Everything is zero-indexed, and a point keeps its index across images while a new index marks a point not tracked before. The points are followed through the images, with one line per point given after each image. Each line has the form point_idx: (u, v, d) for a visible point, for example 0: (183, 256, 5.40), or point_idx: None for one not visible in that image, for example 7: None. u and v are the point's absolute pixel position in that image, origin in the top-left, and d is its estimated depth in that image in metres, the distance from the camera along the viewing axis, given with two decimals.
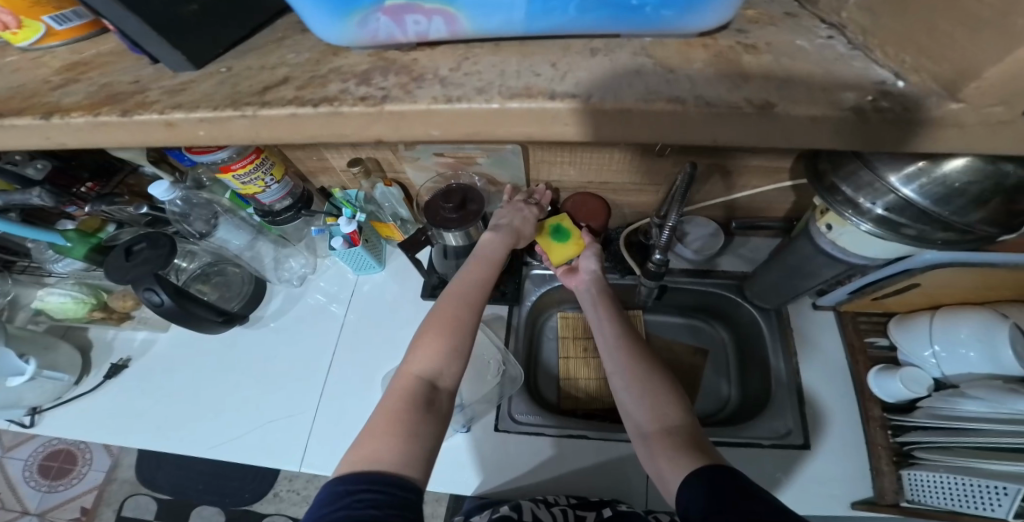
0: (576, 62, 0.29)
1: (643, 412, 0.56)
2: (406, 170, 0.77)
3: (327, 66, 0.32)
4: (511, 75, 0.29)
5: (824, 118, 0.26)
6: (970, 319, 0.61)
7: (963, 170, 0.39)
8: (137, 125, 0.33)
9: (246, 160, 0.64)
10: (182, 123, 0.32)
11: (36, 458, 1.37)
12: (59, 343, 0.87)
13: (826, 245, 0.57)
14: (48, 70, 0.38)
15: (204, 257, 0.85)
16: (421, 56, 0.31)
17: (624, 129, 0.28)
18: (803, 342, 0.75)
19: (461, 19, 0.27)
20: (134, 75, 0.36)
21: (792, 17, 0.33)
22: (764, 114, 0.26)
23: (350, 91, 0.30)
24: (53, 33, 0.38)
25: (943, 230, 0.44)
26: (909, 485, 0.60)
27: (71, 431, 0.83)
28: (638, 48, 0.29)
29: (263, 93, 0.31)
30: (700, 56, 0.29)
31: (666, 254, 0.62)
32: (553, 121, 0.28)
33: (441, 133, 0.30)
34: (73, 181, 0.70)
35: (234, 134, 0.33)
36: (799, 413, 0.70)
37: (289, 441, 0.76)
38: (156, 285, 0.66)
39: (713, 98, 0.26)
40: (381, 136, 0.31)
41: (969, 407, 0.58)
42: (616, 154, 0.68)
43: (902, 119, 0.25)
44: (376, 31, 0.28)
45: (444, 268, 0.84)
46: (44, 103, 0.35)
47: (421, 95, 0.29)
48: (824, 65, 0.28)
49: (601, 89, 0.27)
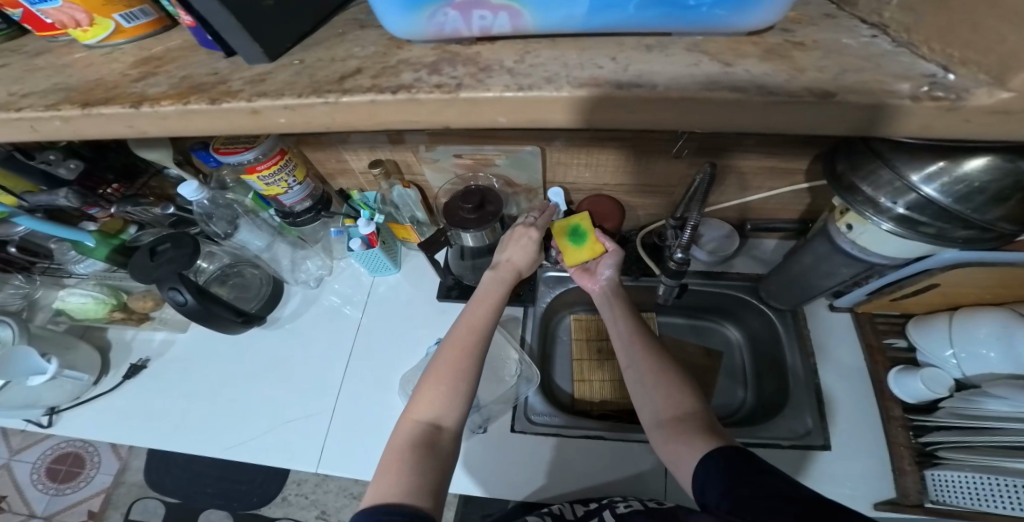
0: (635, 57, 0.29)
1: (656, 402, 0.57)
2: (425, 172, 0.78)
3: (395, 58, 0.32)
4: (575, 66, 0.29)
5: (879, 106, 0.26)
6: (988, 320, 0.61)
7: (982, 170, 0.39)
8: (223, 113, 0.31)
9: (271, 161, 0.65)
10: (268, 110, 0.31)
11: (43, 461, 1.37)
12: (79, 344, 0.87)
13: (844, 245, 0.57)
14: (121, 63, 0.36)
15: (223, 258, 0.87)
16: (485, 50, 0.31)
17: (678, 117, 0.28)
18: (818, 342, 0.76)
19: (526, 15, 0.27)
20: (210, 67, 0.34)
21: (831, 18, 0.33)
22: (826, 103, 0.26)
23: (423, 80, 0.29)
24: (122, 31, 0.37)
25: (963, 228, 0.44)
26: (933, 485, 0.59)
27: (90, 430, 0.83)
28: (689, 45, 0.30)
29: (341, 82, 0.30)
30: (751, 51, 0.29)
31: (688, 253, 0.63)
32: (605, 112, 0.28)
33: (508, 120, 0.30)
34: (99, 183, 0.72)
35: (314, 123, 0.31)
36: (817, 411, 0.70)
37: (305, 440, 0.76)
38: (179, 285, 0.67)
39: (774, 88, 0.27)
40: (450, 122, 0.31)
41: (994, 407, 0.57)
42: (633, 154, 0.69)
43: (954, 107, 0.25)
44: (442, 24, 0.29)
45: (459, 269, 0.87)
46: (128, 93, 0.33)
47: (493, 82, 0.29)
48: (874, 60, 0.29)
49: (664, 77, 0.28)
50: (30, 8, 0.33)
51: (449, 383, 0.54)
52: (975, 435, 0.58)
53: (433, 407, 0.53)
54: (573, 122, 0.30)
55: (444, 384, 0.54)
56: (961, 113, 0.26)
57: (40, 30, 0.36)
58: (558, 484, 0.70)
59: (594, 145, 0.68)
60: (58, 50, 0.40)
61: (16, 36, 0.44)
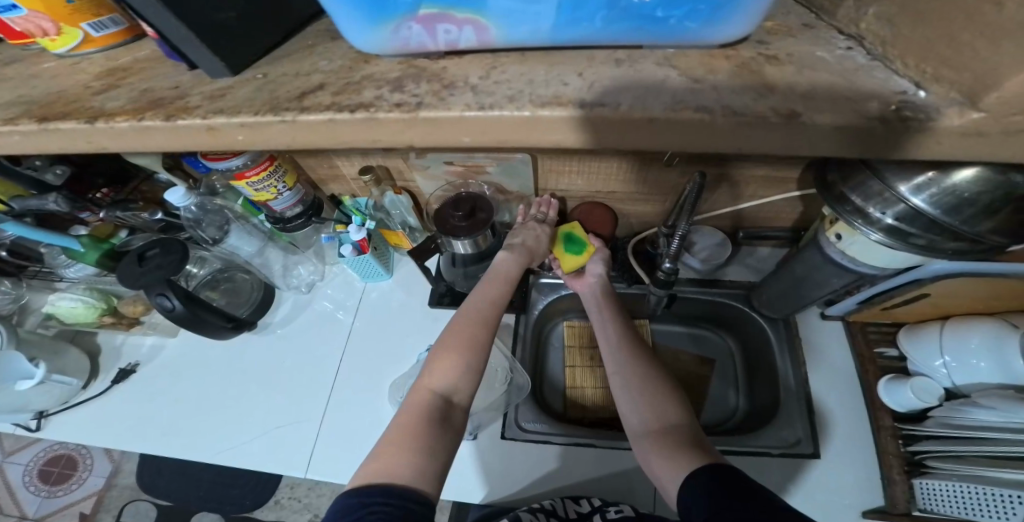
0: (601, 72, 0.29)
1: (643, 410, 0.56)
2: (416, 179, 0.78)
3: (359, 73, 0.31)
4: (540, 83, 0.29)
5: (849, 127, 0.26)
6: (981, 329, 0.60)
7: (971, 182, 0.39)
8: (175, 130, 0.31)
9: (260, 168, 0.65)
10: (223, 127, 0.30)
11: (36, 464, 1.37)
12: (68, 349, 0.86)
13: (836, 255, 0.57)
14: (86, 75, 0.36)
15: (214, 263, 0.87)
16: (450, 65, 0.31)
17: (650, 137, 0.28)
18: (811, 351, 0.75)
19: (491, 28, 0.27)
20: (174, 80, 0.34)
21: (810, 29, 0.33)
22: (791, 123, 0.26)
23: (385, 98, 0.29)
24: (91, 40, 0.36)
25: (954, 240, 0.44)
26: (921, 494, 0.59)
27: (76, 436, 0.83)
28: (661, 58, 0.30)
29: (300, 98, 0.30)
30: (723, 66, 0.29)
31: (675, 263, 0.63)
32: (572, 131, 0.28)
33: (471, 140, 0.30)
34: (88, 187, 0.72)
35: (273, 140, 0.31)
36: (809, 420, 0.69)
37: (293, 447, 0.75)
38: (168, 291, 0.67)
39: (739, 108, 0.26)
40: (411, 142, 0.30)
41: (981, 417, 0.56)
42: (623, 162, 0.69)
43: (925, 128, 0.25)
44: (406, 38, 0.28)
45: (450, 275, 0.85)
46: (86, 107, 0.33)
47: (455, 102, 0.28)
48: (846, 76, 0.28)
49: (629, 96, 0.27)
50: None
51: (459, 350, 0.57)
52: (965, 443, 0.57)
53: (446, 378, 0.55)
54: (583, 140, 0.29)
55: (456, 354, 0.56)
56: (934, 132, 0.26)
57: (10, 38, 0.36)
58: (547, 493, 0.69)
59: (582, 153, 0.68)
60: (29, 59, 0.40)
61: None
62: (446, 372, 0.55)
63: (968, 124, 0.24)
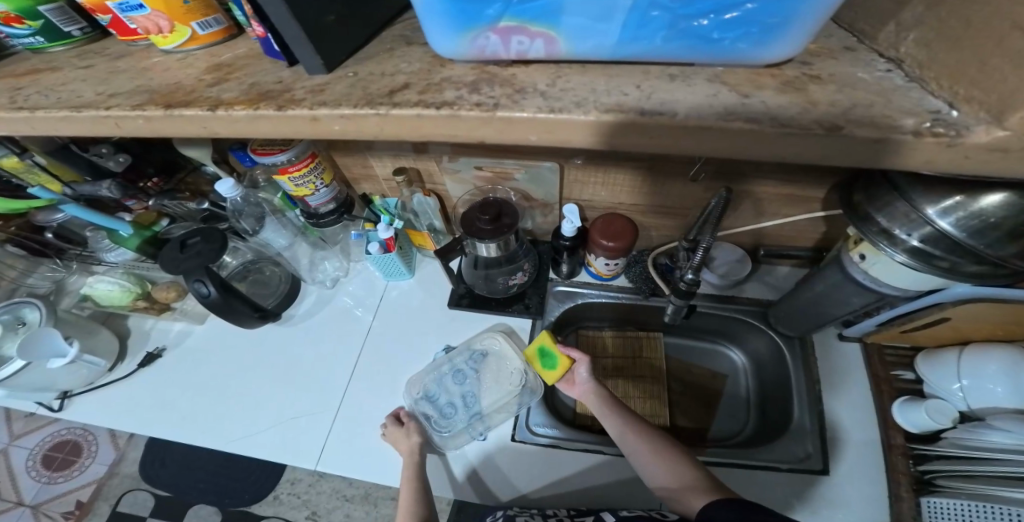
0: (658, 85, 0.31)
1: (659, 468, 0.62)
2: (445, 182, 0.81)
3: (437, 76, 0.33)
4: (602, 92, 0.30)
5: (885, 140, 0.27)
6: (999, 354, 0.60)
7: (998, 206, 0.40)
8: (286, 119, 0.33)
9: (303, 164, 0.69)
10: (325, 118, 0.32)
11: (41, 449, 1.38)
12: (100, 329, 0.90)
13: (858, 276, 0.57)
14: (196, 69, 0.38)
15: (246, 254, 0.91)
16: (519, 72, 0.33)
17: (694, 142, 0.30)
18: (826, 368, 0.74)
19: (560, 41, 0.29)
20: (275, 76, 0.36)
21: (850, 51, 0.34)
22: (834, 136, 0.27)
23: (464, 98, 0.31)
24: (196, 38, 0.39)
25: (976, 263, 0.45)
26: (929, 513, 0.58)
27: (99, 416, 0.86)
28: (711, 75, 0.31)
29: (391, 95, 0.32)
30: (769, 84, 0.31)
31: (697, 274, 0.63)
32: (620, 133, 0.30)
33: (537, 139, 0.31)
34: (141, 176, 0.76)
35: (365, 132, 0.33)
36: (820, 436, 0.69)
37: (308, 436, 0.77)
38: (206, 278, 0.70)
39: (786, 119, 0.28)
40: (482, 138, 0.32)
41: (995, 439, 0.57)
42: (648, 176, 0.71)
43: (957, 142, 0.27)
44: (482, 47, 0.31)
45: (472, 278, 0.88)
46: (205, 97, 0.35)
47: (527, 104, 0.30)
48: (883, 94, 0.30)
49: (683, 106, 0.29)
50: (119, 14, 0.36)
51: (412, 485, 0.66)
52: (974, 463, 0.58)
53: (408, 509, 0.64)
54: (603, 143, 0.31)
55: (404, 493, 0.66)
56: (963, 147, 0.27)
57: (122, 34, 0.39)
58: (552, 496, 0.69)
59: (612, 164, 0.70)
60: (136, 55, 0.42)
61: (99, 39, 0.47)
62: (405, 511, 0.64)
63: (993, 141, 0.26)
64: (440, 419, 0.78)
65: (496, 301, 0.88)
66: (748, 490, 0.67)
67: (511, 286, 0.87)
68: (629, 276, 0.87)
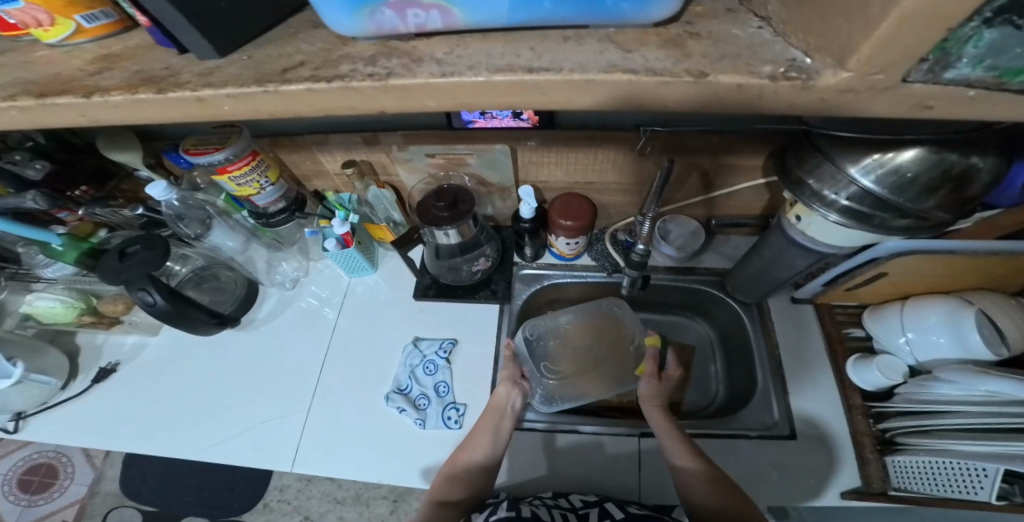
0: (551, 48, 0.29)
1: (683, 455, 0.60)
2: (399, 173, 0.80)
3: (336, 54, 0.31)
4: (496, 55, 0.29)
5: (746, 86, 0.26)
6: (940, 309, 0.63)
7: (913, 162, 0.41)
8: (168, 102, 0.31)
9: (243, 162, 0.65)
10: (211, 98, 0.31)
11: (15, 473, 1.31)
12: (49, 348, 0.85)
13: (797, 236, 0.60)
14: (79, 61, 0.36)
15: (197, 261, 0.87)
16: (421, 45, 0.31)
17: (588, 97, 0.28)
18: (782, 330, 0.78)
19: (456, 12, 0.28)
20: (163, 62, 0.34)
21: (730, 12, 0.31)
22: (698, 83, 0.26)
23: (357, 70, 0.29)
24: (83, 31, 0.36)
25: (902, 218, 0.46)
26: (895, 472, 0.62)
27: (58, 437, 0.82)
28: (602, 36, 0.30)
29: (282, 74, 0.30)
30: (652, 41, 0.29)
31: (647, 245, 0.68)
32: (530, 93, 0.28)
33: (436, 104, 0.30)
34: (68, 185, 0.73)
35: (257, 111, 0.31)
36: (783, 402, 0.71)
37: (278, 441, 0.76)
38: (150, 286, 0.66)
39: (659, 69, 0.27)
40: (382, 109, 0.31)
41: (942, 390, 0.59)
42: (599, 153, 0.71)
43: (809, 85, 0.25)
44: (382, 23, 0.29)
45: (436, 269, 0.88)
46: (83, 85, 0.33)
47: (422, 71, 0.28)
48: (764, 44, 0.28)
49: (571, 62, 0.28)
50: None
51: (485, 437, 0.64)
52: (927, 418, 0.59)
53: (481, 453, 0.63)
54: (500, 105, 0.30)
55: (485, 438, 0.64)
56: (814, 91, 0.25)
57: (1, 30, 0.36)
58: (542, 486, 0.69)
59: (564, 144, 0.70)
60: (22, 50, 0.39)
61: None
62: (480, 450, 0.63)
63: (841, 83, 0.24)
64: (417, 411, 0.76)
65: (463, 289, 0.88)
66: (725, 458, 0.68)
67: (476, 273, 0.87)
68: (592, 254, 0.89)
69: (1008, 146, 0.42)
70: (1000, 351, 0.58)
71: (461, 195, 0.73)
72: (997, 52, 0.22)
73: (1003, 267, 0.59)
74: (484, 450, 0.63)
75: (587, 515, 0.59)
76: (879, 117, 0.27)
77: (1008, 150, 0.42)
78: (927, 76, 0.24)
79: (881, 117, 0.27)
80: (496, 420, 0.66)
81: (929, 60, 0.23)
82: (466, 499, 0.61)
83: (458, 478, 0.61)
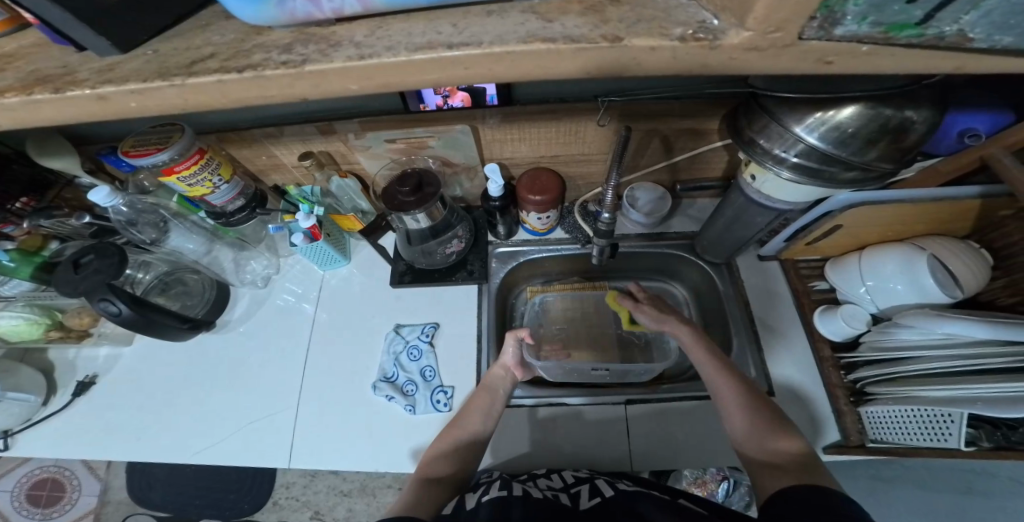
0: (474, 22, 0.29)
1: (743, 422, 0.58)
2: (360, 160, 0.79)
3: (250, 43, 0.30)
4: (416, 34, 0.28)
5: (661, 49, 0.26)
6: (894, 256, 0.66)
7: (852, 118, 0.42)
8: (67, 102, 0.30)
9: (190, 161, 0.63)
10: (113, 95, 0.29)
11: (22, 489, 1.25)
12: (20, 367, 0.83)
13: (754, 194, 0.61)
14: None
15: (160, 267, 0.83)
16: (341, 29, 0.30)
17: (515, 69, 0.28)
18: (752, 288, 0.81)
19: None
20: (61, 60, 0.32)
21: None
22: (616, 47, 0.26)
23: (272, 58, 0.28)
24: None
25: (847, 171, 0.47)
26: (870, 424, 0.65)
27: (50, 451, 0.80)
28: (525, 7, 0.29)
29: (189, 66, 0.29)
30: (575, 9, 0.29)
31: (613, 213, 0.68)
32: (455, 69, 0.28)
33: (360, 88, 0.29)
34: (5, 198, 0.71)
35: (167, 106, 0.30)
36: (759, 360, 0.75)
37: (269, 440, 0.76)
38: (111, 295, 0.64)
39: (576, 36, 0.27)
40: (305, 96, 0.30)
41: (903, 336, 0.64)
42: (562, 126, 0.71)
43: (719, 44, 0.25)
44: (293, 10, 0.28)
45: (410, 253, 0.87)
46: None
47: (337, 55, 0.28)
48: (678, 5, 0.28)
49: (490, 35, 0.27)
50: None
51: (490, 405, 0.68)
52: (894, 366, 0.64)
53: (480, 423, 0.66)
54: (430, 84, 0.29)
55: (479, 414, 0.66)
56: (726, 50, 0.26)
57: None
58: (534, 461, 0.71)
59: (525, 119, 0.69)
60: None
61: None
62: (478, 423, 0.65)
63: (748, 41, 0.25)
64: (405, 398, 0.77)
65: (439, 273, 0.88)
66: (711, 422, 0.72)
67: (450, 256, 0.87)
68: (564, 227, 0.90)
69: (940, 100, 0.44)
70: (954, 292, 0.63)
71: (432, 183, 0.72)
72: (878, 8, 0.22)
73: (949, 211, 0.62)
74: (484, 422, 0.66)
75: (577, 492, 0.58)
76: (802, 71, 0.28)
77: (941, 104, 0.44)
78: (821, 33, 0.24)
79: (805, 72, 0.28)
80: (498, 399, 0.69)
81: (817, 18, 0.23)
82: (455, 478, 0.61)
83: (449, 454, 0.62)
